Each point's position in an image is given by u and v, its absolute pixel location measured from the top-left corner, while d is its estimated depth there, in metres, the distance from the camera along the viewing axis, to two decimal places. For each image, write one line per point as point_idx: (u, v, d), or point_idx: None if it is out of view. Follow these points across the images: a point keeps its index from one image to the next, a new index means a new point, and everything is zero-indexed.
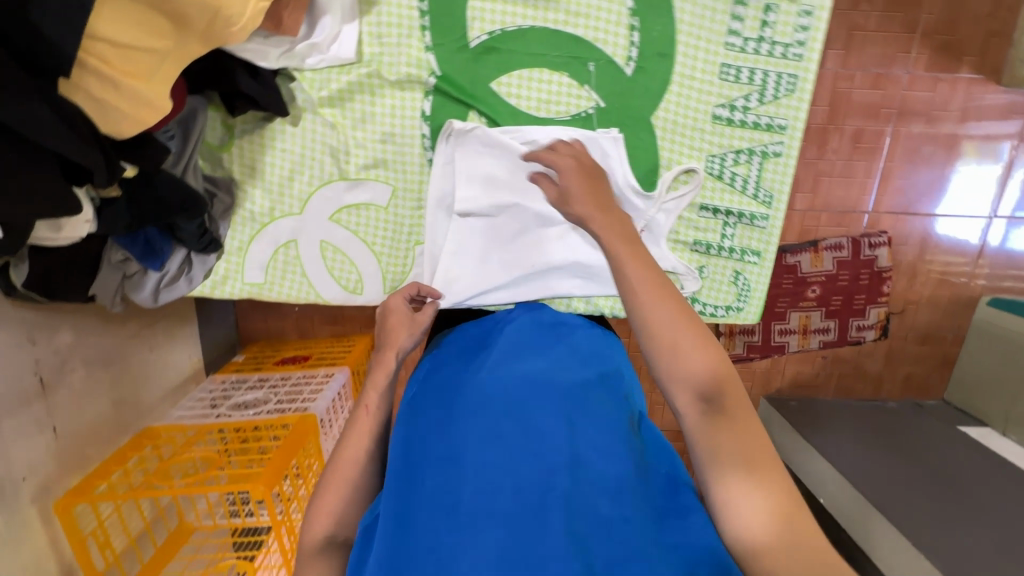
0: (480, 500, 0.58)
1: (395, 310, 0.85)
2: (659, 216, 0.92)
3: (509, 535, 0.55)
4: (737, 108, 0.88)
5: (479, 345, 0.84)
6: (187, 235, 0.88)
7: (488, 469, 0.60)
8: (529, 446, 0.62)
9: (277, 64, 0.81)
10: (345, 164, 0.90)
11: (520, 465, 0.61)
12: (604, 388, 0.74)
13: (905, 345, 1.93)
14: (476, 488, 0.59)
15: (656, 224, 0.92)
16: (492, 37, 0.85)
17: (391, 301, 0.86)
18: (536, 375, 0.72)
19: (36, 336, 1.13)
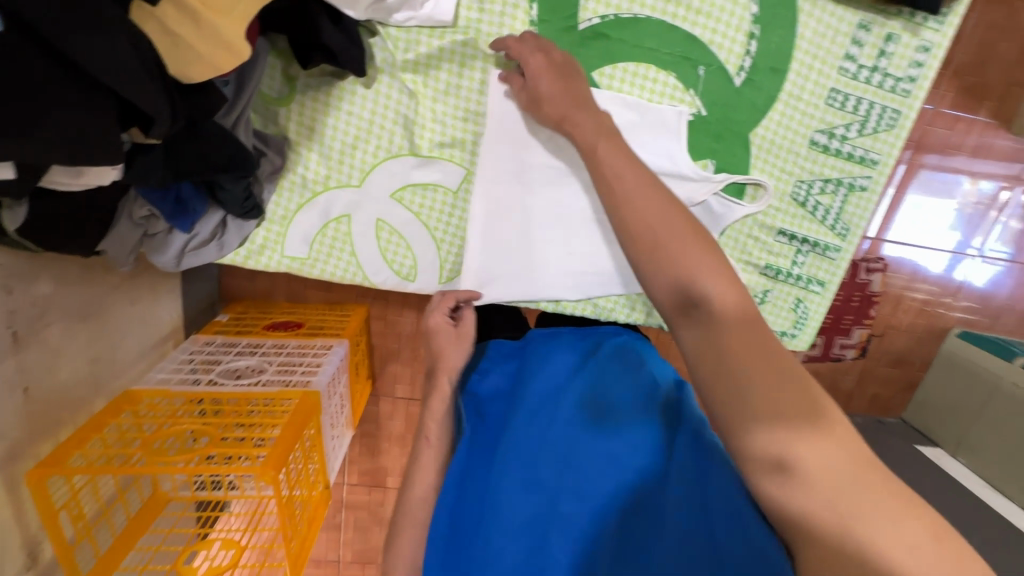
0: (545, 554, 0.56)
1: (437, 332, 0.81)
2: (715, 202, 0.87)
3: None
4: (835, 136, 0.85)
5: (517, 373, 0.82)
6: (229, 198, 0.77)
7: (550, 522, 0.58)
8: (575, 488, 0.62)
9: (363, 15, 0.70)
10: (419, 139, 0.81)
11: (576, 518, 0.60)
12: (636, 403, 0.68)
13: (877, 366, 1.96)
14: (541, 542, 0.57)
15: (713, 211, 0.87)
16: (604, 22, 0.77)
17: (433, 321, 0.81)
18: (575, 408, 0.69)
19: (13, 285, 0.98)
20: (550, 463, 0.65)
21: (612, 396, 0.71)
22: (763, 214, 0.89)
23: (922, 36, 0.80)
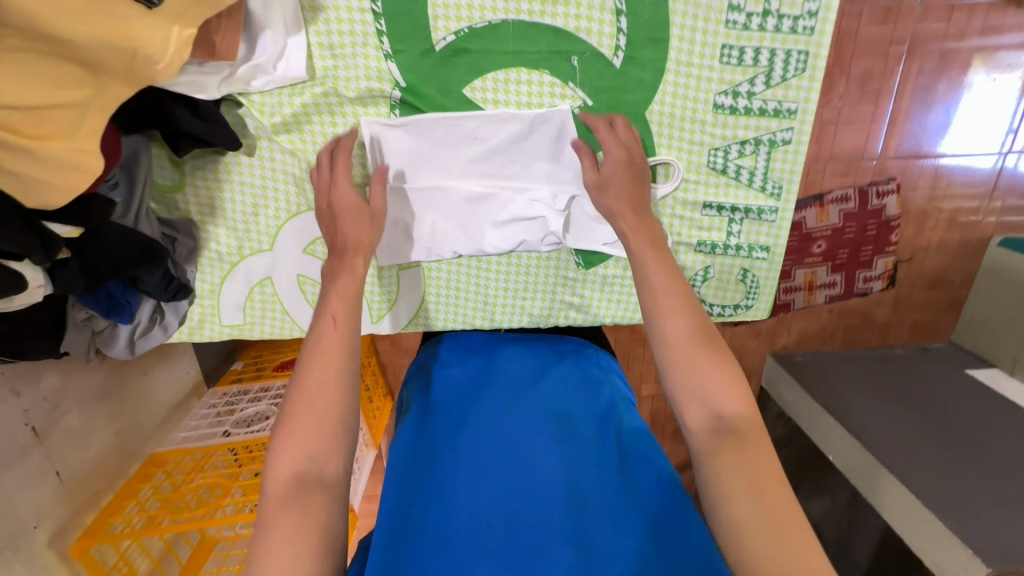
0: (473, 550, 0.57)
1: (343, 201, 0.73)
2: None
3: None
4: (740, 95, 0.78)
5: (458, 372, 0.80)
6: (152, 288, 0.81)
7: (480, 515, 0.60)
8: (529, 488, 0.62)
9: (219, 94, 0.71)
10: (312, 193, 0.82)
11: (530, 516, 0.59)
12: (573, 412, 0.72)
13: (913, 291, 1.88)
14: (470, 539, 0.58)
15: None
16: (460, 37, 0.74)
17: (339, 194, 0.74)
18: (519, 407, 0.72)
19: (19, 388, 1.09)
20: (504, 463, 0.65)
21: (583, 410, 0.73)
22: (684, 190, 0.84)
23: None
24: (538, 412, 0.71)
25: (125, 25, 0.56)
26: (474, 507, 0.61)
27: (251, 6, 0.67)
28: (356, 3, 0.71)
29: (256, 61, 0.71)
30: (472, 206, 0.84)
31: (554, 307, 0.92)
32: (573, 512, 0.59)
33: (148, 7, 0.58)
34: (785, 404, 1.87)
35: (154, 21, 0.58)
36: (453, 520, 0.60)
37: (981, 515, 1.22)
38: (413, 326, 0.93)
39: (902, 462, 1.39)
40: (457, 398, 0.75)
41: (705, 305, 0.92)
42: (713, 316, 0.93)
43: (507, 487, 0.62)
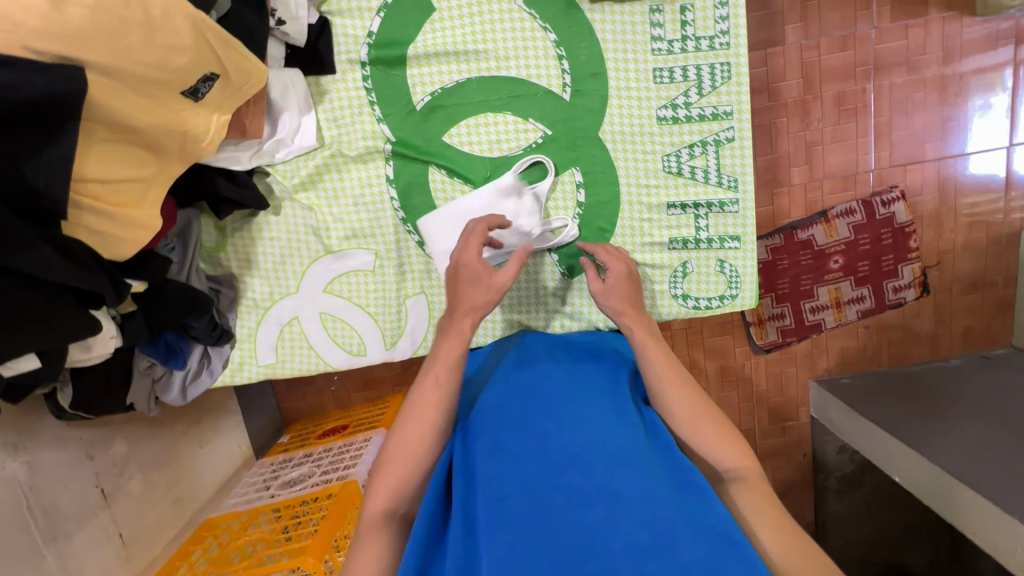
0: (492, 506, 0.62)
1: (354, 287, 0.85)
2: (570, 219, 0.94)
3: (521, 535, 0.57)
4: (679, 106, 0.90)
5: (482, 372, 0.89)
6: (200, 332, 0.96)
7: (500, 477, 0.65)
8: (540, 450, 0.67)
9: (250, 165, 0.90)
10: (328, 239, 0.97)
11: (548, 473, 0.64)
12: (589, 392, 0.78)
13: (952, 297, 1.81)
14: (488, 497, 0.63)
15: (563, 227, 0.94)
16: (435, 96, 0.91)
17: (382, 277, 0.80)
18: (540, 387, 0.79)
19: (93, 452, 1.24)
20: (519, 435, 0.70)
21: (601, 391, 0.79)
22: (648, 193, 0.94)
23: None
24: (553, 391, 0.78)
25: (179, 115, 0.75)
26: (496, 476, 0.65)
27: (273, 96, 0.87)
28: (352, 83, 0.91)
29: (275, 136, 0.89)
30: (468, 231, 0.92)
31: (547, 317, 1.00)
32: (587, 466, 0.64)
33: (193, 100, 0.76)
34: (829, 424, 1.76)
35: (199, 110, 0.77)
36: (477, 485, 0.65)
37: None
38: (422, 350, 1.02)
39: (972, 470, 1.27)
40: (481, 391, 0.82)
41: (691, 299, 0.97)
42: (702, 311, 0.98)
43: (524, 451, 0.67)
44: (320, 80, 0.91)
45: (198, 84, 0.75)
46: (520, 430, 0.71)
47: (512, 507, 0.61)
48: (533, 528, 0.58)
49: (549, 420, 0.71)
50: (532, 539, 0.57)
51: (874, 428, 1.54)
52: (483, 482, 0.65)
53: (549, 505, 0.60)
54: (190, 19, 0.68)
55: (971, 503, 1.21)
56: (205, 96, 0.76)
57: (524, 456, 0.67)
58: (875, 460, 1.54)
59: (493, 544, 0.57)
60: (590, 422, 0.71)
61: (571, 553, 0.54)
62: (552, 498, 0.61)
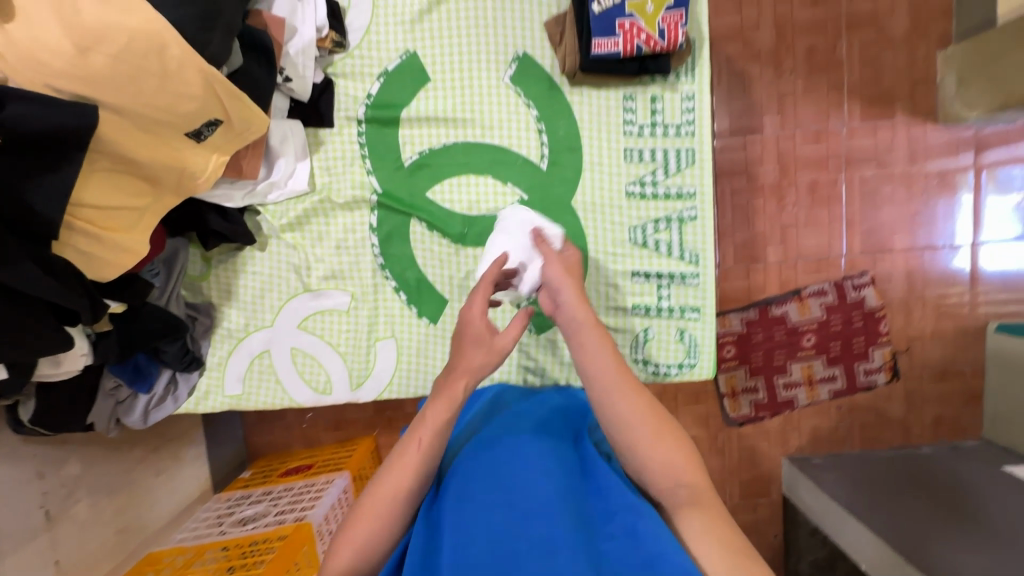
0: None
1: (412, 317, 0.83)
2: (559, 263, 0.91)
3: None
4: (646, 184, 0.98)
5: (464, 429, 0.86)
6: (170, 357, 0.98)
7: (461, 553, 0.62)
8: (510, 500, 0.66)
9: (242, 203, 0.95)
10: (308, 277, 1.01)
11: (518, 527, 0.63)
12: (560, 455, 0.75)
13: (922, 384, 1.84)
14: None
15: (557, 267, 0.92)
16: (422, 156, 0.99)
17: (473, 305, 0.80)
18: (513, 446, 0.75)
19: (43, 470, 1.22)
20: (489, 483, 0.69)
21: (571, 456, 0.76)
22: (614, 260, 1.00)
23: (681, 89, 0.95)
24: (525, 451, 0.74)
25: (179, 153, 0.81)
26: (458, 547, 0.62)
27: (272, 142, 0.93)
28: (347, 137, 0.98)
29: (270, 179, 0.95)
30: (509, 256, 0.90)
31: (511, 371, 1.02)
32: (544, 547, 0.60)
33: (196, 140, 0.82)
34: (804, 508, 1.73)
35: (199, 150, 0.83)
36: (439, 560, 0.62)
37: None
38: (387, 394, 1.03)
39: (933, 563, 1.26)
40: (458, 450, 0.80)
41: (650, 365, 1.01)
42: (661, 377, 1.01)
43: (487, 521, 0.64)
44: (318, 132, 0.98)
45: (202, 127, 0.81)
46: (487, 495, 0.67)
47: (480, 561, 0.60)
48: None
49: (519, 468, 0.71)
50: None
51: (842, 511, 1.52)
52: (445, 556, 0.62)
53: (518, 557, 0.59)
54: (203, 73, 0.75)
55: None
56: (208, 138, 0.83)
57: (487, 527, 0.64)
58: (843, 545, 1.51)
59: None
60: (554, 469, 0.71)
61: None
62: (521, 550, 0.61)
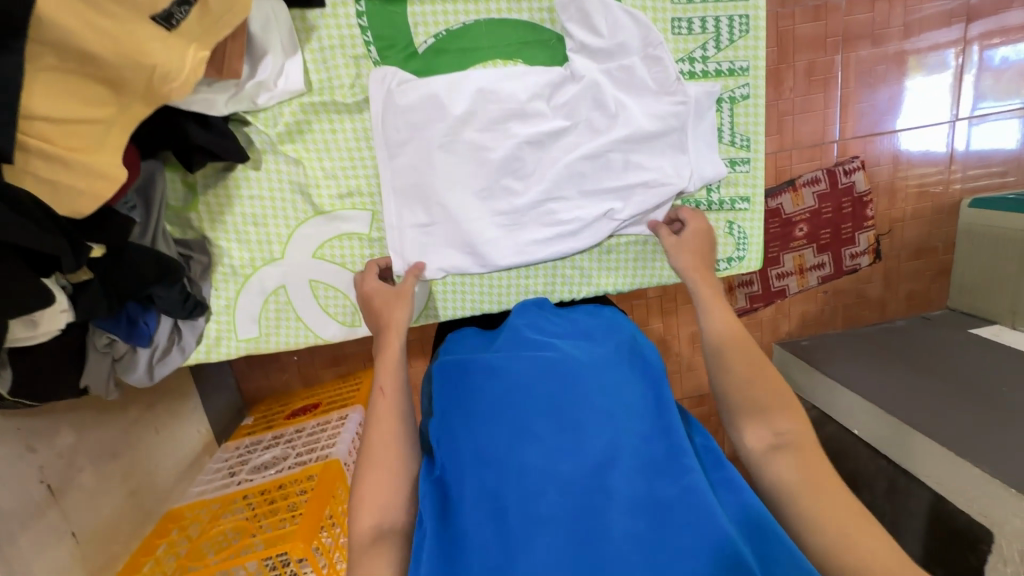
0: (527, 511, 0.56)
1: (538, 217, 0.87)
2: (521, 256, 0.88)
3: (564, 551, 0.54)
4: (695, 60, 0.87)
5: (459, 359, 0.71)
6: (169, 303, 0.84)
7: (530, 519, 0.55)
8: (575, 441, 0.58)
9: (227, 111, 0.78)
10: (319, 198, 0.87)
11: (601, 420, 0.60)
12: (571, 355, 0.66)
13: (900, 263, 2.02)
14: (521, 503, 0.56)
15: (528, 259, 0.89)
16: (439, 39, 0.83)
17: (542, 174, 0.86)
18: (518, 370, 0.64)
19: (35, 443, 1.09)
20: (549, 415, 0.61)
21: (600, 359, 0.67)
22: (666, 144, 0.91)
23: None
24: (542, 366, 0.64)
25: (149, 46, 0.64)
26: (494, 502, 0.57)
27: (252, 29, 0.76)
28: (344, 20, 0.81)
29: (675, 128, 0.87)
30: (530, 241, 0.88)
31: (559, 280, 0.94)
32: (607, 464, 0.57)
33: (167, 28, 0.65)
34: (804, 399, 1.88)
35: (174, 42, 0.66)
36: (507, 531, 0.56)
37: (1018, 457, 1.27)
38: (422, 321, 0.95)
39: (929, 423, 1.45)
40: (479, 371, 0.65)
41: None
42: None
43: (528, 463, 0.58)
44: (306, 15, 0.80)
45: (173, 8, 0.64)
46: (532, 432, 0.60)
47: (544, 517, 0.55)
48: (579, 562, 0.54)
49: (575, 403, 0.61)
50: (575, 543, 0.54)
51: (831, 384, 1.73)
52: (517, 504, 0.56)
53: (593, 514, 0.55)
54: None
55: (919, 448, 1.43)
56: (181, 24, 0.66)
57: (544, 459, 0.58)
58: (818, 406, 1.80)
59: (530, 551, 0.54)
60: (608, 402, 0.62)
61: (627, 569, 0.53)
62: (584, 481, 0.57)
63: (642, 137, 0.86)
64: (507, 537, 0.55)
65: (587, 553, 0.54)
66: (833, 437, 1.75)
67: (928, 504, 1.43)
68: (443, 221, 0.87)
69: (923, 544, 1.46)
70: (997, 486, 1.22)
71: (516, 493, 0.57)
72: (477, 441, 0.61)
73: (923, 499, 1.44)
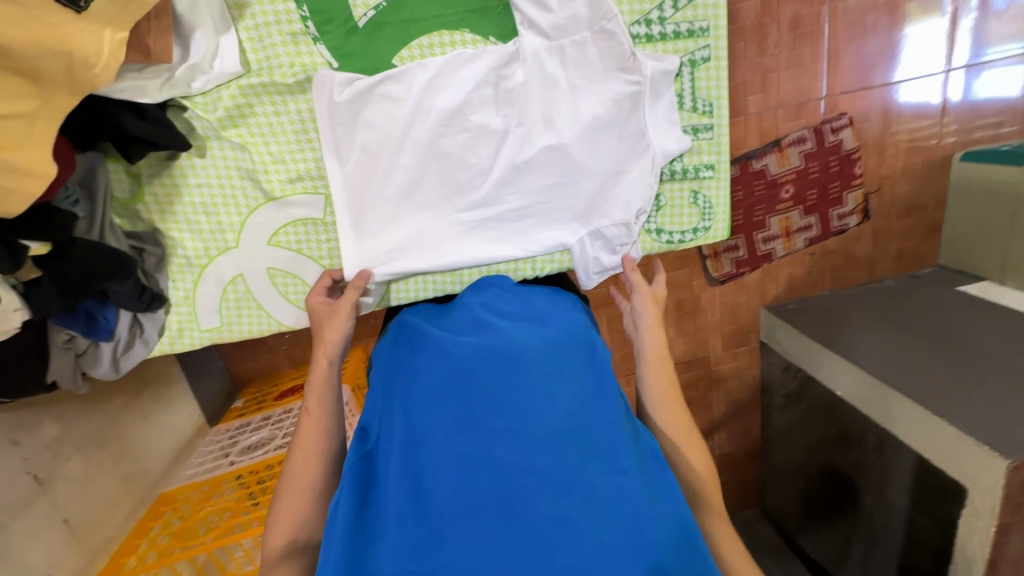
0: (454, 489, 0.57)
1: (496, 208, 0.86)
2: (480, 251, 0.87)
3: (485, 527, 0.55)
4: (653, 22, 0.83)
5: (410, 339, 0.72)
6: (125, 297, 0.83)
7: (456, 496, 0.57)
8: (514, 421, 0.60)
9: (161, 97, 0.75)
10: (268, 183, 0.85)
11: (538, 407, 0.61)
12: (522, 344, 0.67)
13: (890, 221, 1.97)
14: (449, 481, 0.58)
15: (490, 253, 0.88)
16: (380, 11, 0.79)
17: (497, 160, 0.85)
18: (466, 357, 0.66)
19: (18, 437, 1.11)
20: (489, 401, 0.62)
21: (551, 348, 0.68)
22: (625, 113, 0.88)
23: None
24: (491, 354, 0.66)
25: (62, 35, 0.61)
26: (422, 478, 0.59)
27: (178, 9, 0.73)
28: None
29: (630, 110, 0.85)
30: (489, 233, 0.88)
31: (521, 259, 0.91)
32: (538, 449, 0.58)
33: (76, 11, 0.63)
34: (791, 362, 1.88)
35: (85, 26, 0.63)
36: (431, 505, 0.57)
37: (994, 416, 1.28)
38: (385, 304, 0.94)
39: (911, 383, 1.45)
40: (428, 357, 0.67)
41: (665, 233, 0.94)
42: (676, 244, 0.95)
43: (462, 444, 0.59)
44: None
45: None
46: (470, 414, 0.61)
47: (472, 496, 0.57)
48: (496, 538, 0.55)
49: (516, 390, 0.62)
50: (495, 522, 0.55)
51: (816, 346, 1.73)
52: (445, 480, 0.58)
53: (518, 494, 0.56)
54: None
55: (900, 409, 1.43)
56: (91, 5, 0.63)
57: (478, 440, 0.59)
58: (805, 368, 1.80)
59: (452, 530, 0.55)
60: (549, 389, 0.63)
61: (541, 552, 0.54)
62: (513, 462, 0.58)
63: (600, 121, 0.85)
64: (430, 513, 0.57)
65: (508, 530, 0.55)
66: (818, 398, 1.77)
67: (906, 459, 1.45)
68: (412, 220, 0.87)
69: (901, 500, 1.50)
70: (971, 444, 1.23)
71: (444, 470, 0.58)
72: (416, 419, 0.62)
73: (904, 457, 1.46)
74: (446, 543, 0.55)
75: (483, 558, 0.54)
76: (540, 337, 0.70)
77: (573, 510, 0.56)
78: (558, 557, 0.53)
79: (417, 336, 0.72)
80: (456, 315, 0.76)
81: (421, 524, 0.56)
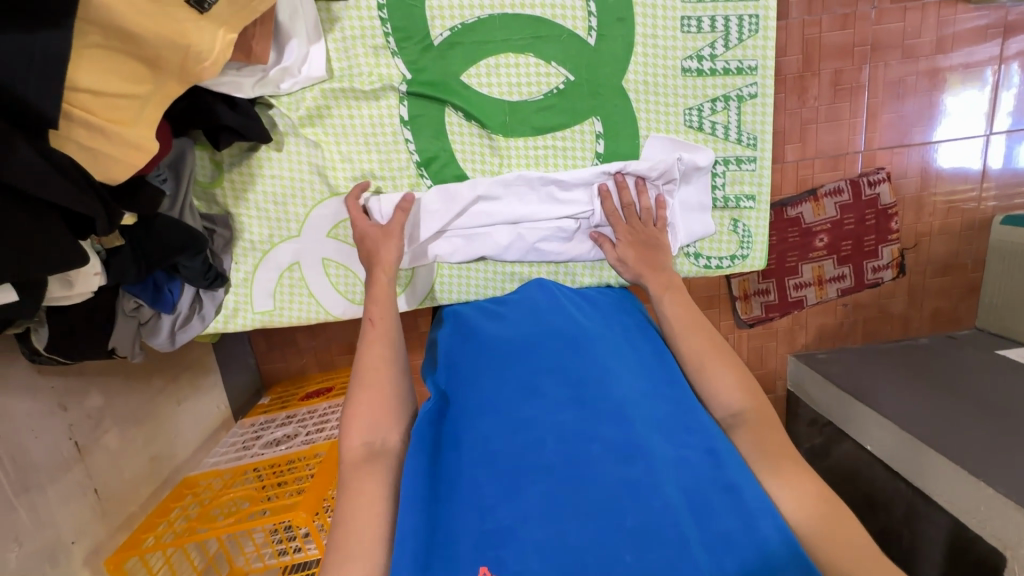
0: (523, 452, 0.62)
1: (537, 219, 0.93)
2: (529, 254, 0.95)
3: (558, 483, 0.59)
4: (704, 58, 0.89)
5: (475, 332, 0.83)
6: (191, 273, 0.90)
7: (523, 454, 0.62)
8: (573, 398, 0.68)
9: (253, 93, 0.84)
10: (335, 179, 0.92)
11: (602, 386, 0.68)
12: (581, 339, 0.77)
13: (926, 279, 1.94)
14: (517, 443, 0.63)
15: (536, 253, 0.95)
16: (454, 32, 0.87)
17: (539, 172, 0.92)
18: (528, 343, 0.77)
19: (66, 403, 1.16)
20: (553, 375, 0.71)
21: (615, 346, 0.78)
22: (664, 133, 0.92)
23: None
24: (554, 344, 0.76)
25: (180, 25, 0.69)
26: (489, 439, 0.65)
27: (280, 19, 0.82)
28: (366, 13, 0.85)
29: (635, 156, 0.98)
30: (536, 241, 0.94)
31: (563, 273, 0.98)
32: (608, 418, 0.65)
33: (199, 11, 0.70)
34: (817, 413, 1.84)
35: (203, 24, 0.72)
36: (501, 463, 0.62)
37: None
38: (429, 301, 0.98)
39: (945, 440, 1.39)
40: (490, 339, 0.79)
41: (703, 258, 0.98)
42: (712, 269, 0.99)
43: (535, 408, 0.67)
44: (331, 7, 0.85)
45: None
46: (540, 387, 0.69)
47: (539, 457, 0.62)
48: (568, 493, 0.58)
49: (581, 371, 0.71)
50: (565, 480, 0.59)
51: (842, 396, 1.70)
52: (514, 440, 0.64)
53: (583, 455, 0.61)
54: None
55: (932, 468, 1.37)
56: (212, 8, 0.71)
57: (547, 409, 0.66)
58: (833, 422, 1.75)
59: (526, 490, 0.59)
60: (614, 371, 0.72)
61: (614, 509, 0.56)
62: (579, 429, 0.64)
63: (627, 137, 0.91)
64: (501, 468, 0.61)
65: (572, 493, 0.58)
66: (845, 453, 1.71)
67: (935, 518, 1.39)
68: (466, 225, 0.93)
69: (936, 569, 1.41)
70: (1011, 508, 1.17)
71: (512, 433, 0.64)
72: (486, 390, 0.71)
73: (936, 524, 1.39)
74: (516, 501, 0.58)
75: (557, 511, 0.57)
76: (597, 338, 0.77)
77: (642, 467, 0.59)
78: (632, 519, 0.55)
79: (473, 332, 0.82)
80: (517, 309, 0.86)
81: (491, 471, 0.61)
